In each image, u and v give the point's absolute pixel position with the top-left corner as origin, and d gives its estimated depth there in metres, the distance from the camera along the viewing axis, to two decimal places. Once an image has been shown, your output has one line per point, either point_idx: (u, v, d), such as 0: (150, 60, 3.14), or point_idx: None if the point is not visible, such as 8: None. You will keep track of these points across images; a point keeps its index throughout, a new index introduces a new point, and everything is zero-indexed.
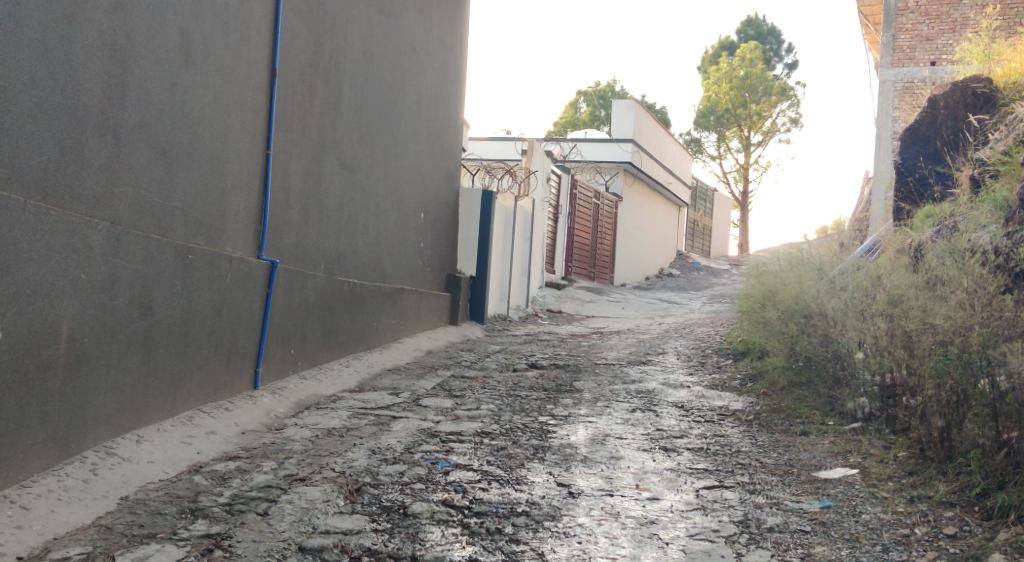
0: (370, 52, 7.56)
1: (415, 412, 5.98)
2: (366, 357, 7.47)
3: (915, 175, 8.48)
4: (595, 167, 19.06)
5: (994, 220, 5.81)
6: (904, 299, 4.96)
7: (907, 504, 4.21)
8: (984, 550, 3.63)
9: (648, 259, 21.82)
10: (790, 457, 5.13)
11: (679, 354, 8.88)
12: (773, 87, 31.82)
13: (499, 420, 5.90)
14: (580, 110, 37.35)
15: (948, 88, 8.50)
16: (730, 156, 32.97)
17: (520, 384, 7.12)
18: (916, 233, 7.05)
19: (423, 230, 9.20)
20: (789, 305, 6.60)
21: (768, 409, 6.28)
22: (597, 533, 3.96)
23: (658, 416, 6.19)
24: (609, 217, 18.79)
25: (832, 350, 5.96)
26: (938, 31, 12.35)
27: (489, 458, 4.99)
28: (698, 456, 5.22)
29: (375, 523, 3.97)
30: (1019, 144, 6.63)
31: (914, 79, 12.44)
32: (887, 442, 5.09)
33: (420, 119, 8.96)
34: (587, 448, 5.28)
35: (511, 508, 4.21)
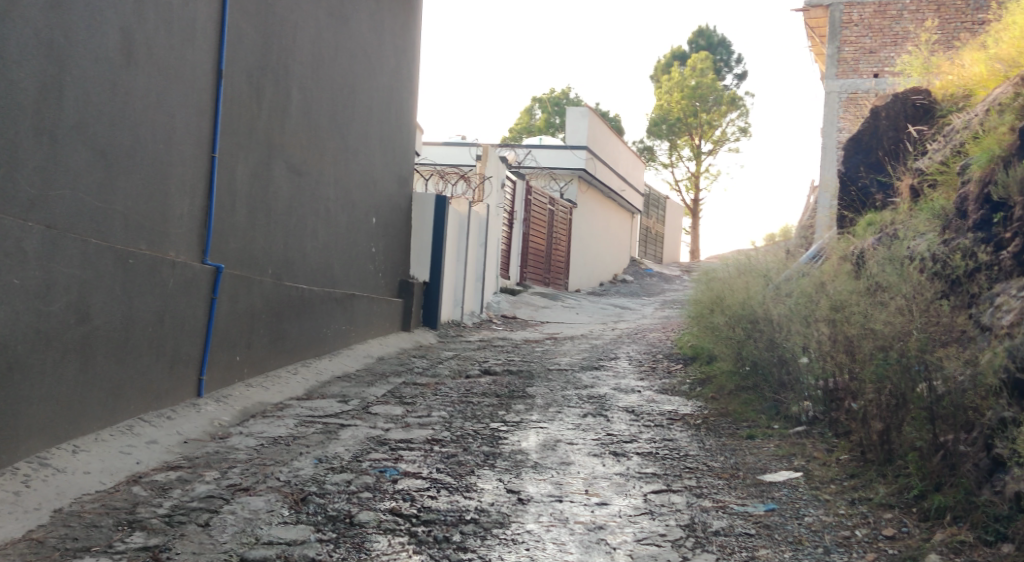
0: (319, 55, 7.50)
1: (364, 420, 5.94)
2: (315, 364, 7.39)
3: (857, 185, 8.64)
4: (550, 174, 19.25)
5: (933, 227, 5.96)
6: (846, 305, 5.05)
7: (848, 506, 4.29)
8: (921, 551, 3.71)
9: (602, 265, 22.01)
10: (735, 461, 5.21)
11: (631, 359, 8.95)
12: (725, 95, 32.18)
13: (450, 426, 5.88)
14: (535, 117, 37.56)
15: (889, 98, 8.70)
16: (682, 163, 33.38)
17: (472, 390, 7.11)
18: (860, 240, 7.20)
19: (375, 235, 9.16)
20: (735, 310, 6.71)
21: (715, 413, 6.37)
22: (545, 539, 3.97)
23: (609, 421, 6.22)
24: (564, 222, 18.89)
25: (778, 355, 6.06)
26: (881, 44, 12.68)
27: (438, 465, 4.98)
28: (647, 460, 5.26)
29: (320, 533, 3.92)
30: (956, 154, 6.81)
31: (858, 90, 12.72)
32: (829, 445, 5.20)
33: (371, 123, 8.91)
34: (538, 454, 5.30)
35: (459, 516, 4.20)
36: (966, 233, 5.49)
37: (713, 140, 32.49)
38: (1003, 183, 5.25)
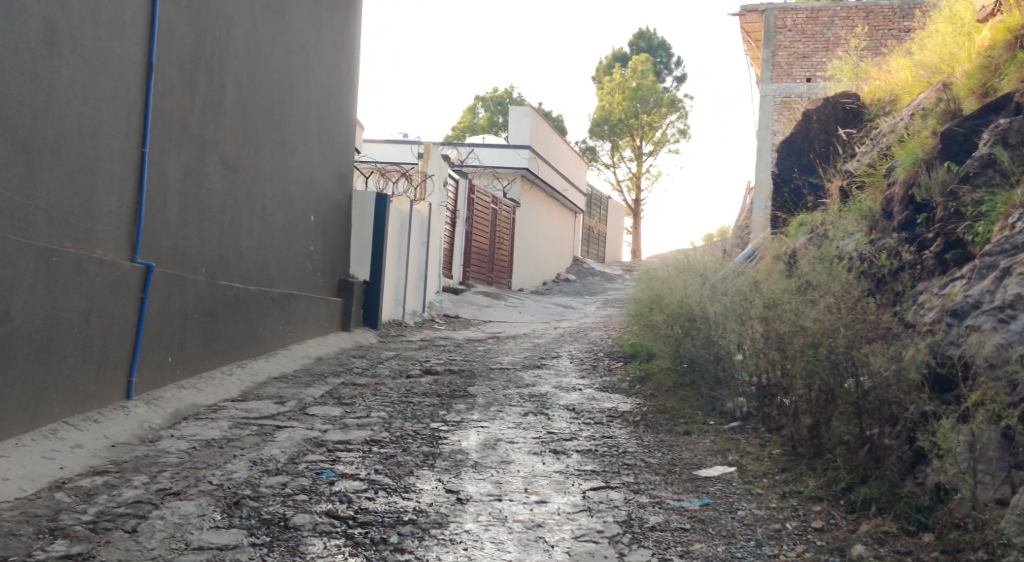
0: (255, 49, 7.38)
1: (301, 421, 5.87)
2: (251, 365, 7.27)
3: (790, 186, 8.91)
4: (493, 172, 19.20)
5: (860, 227, 6.13)
6: (778, 303, 5.16)
7: (779, 500, 4.39)
8: (847, 542, 3.81)
9: (546, 264, 22.13)
10: (672, 457, 5.28)
11: (572, 357, 9.01)
12: (665, 97, 32.58)
13: (389, 427, 5.84)
14: (478, 116, 37.55)
15: (821, 101, 8.93)
16: (624, 164, 33.71)
17: (413, 391, 7.07)
18: (793, 240, 7.37)
19: (313, 233, 9.05)
20: (673, 309, 6.80)
21: (653, 410, 6.45)
22: (483, 538, 3.98)
23: (550, 419, 6.26)
24: (507, 222, 18.92)
25: (714, 352, 6.18)
26: (813, 49, 12.99)
27: (376, 466, 4.95)
28: (587, 457, 5.30)
29: (253, 537, 3.87)
30: (883, 157, 7.00)
31: (791, 94, 13.02)
32: (762, 440, 5.32)
33: (309, 119, 8.80)
34: (478, 453, 5.30)
35: (397, 517, 4.18)
36: (891, 233, 5.66)
37: (653, 141, 32.89)
38: (925, 185, 5.44)
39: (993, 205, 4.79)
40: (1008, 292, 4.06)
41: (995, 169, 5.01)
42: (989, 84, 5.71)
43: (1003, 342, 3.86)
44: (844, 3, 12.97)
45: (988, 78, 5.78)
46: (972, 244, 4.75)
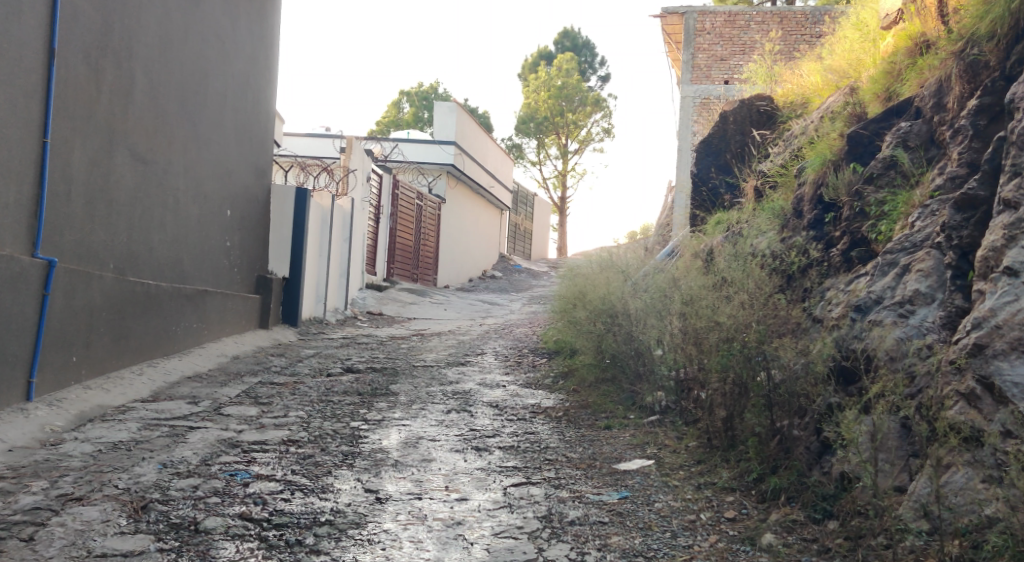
0: (167, 37, 7.16)
1: (215, 421, 5.72)
2: (163, 364, 7.06)
3: (708, 186, 9.24)
4: (418, 168, 18.97)
5: (773, 225, 6.28)
6: (695, 299, 5.25)
7: (694, 491, 4.48)
8: (758, 531, 3.91)
9: (472, 260, 22.11)
10: (593, 451, 5.34)
11: (497, 354, 9.02)
12: (589, 96, 32.92)
13: (307, 427, 5.74)
14: (402, 110, 37.27)
15: (737, 103, 9.11)
16: (549, 162, 33.92)
17: (333, 389, 6.97)
18: (710, 238, 7.52)
19: (229, 228, 8.84)
20: (595, 305, 6.88)
21: (576, 405, 6.51)
22: (402, 538, 3.94)
23: (472, 416, 6.25)
24: (432, 218, 18.81)
25: (635, 347, 6.28)
26: (730, 52, 13.29)
27: (293, 467, 4.86)
28: (509, 453, 5.32)
29: (160, 542, 3.75)
30: (794, 158, 7.19)
31: (710, 96, 13.28)
32: (680, 433, 5.43)
33: (225, 111, 8.58)
34: (398, 452, 5.26)
35: (314, 518, 4.12)
36: (801, 231, 5.82)
37: (578, 139, 33.21)
38: (833, 185, 5.60)
39: (894, 205, 4.96)
40: (908, 288, 4.21)
41: (896, 170, 5.20)
42: (892, 89, 5.93)
43: (902, 336, 4.01)
44: (759, 8, 13.30)
45: (891, 83, 6.00)
46: (875, 242, 4.92)
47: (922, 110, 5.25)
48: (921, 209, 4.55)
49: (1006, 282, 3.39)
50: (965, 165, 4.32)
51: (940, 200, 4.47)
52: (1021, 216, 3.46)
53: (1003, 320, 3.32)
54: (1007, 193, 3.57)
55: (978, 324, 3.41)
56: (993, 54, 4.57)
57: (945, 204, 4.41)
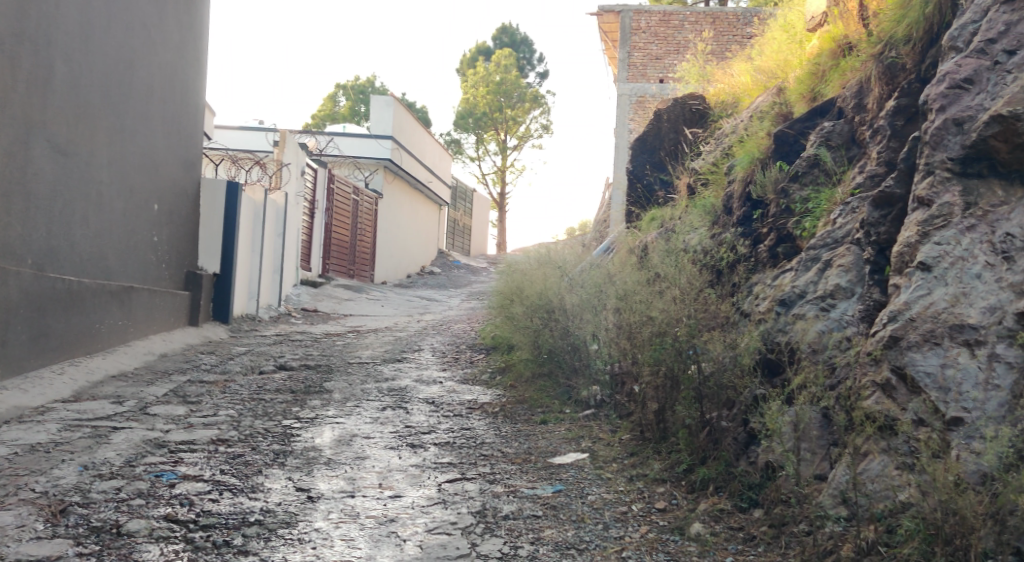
0: (89, 25, 6.94)
1: (141, 421, 5.59)
2: (85, 362, 6.86)
3: (643, 183, 9.35)
4: (354, 162, 18.84)
5: (704, 222, 6.42)
6: (628, 294, 5.32)
7: (627, 483, 4.54)
8: (687, 520, 3.99)
9: (410, 256, 21.97)
10: (529, 446, 5.36)
11: (434, 351, 8.98)
12: (528, 93, 32.97)
13: (238, 426, 5.65)
14: (339, 104, 36.85)
15: (671, 101, 9.25)
16: (488, 157, 33.87)
17: (265, 387, 6.86)
18: (645, 235, 7.61)
19: (157, 223, 8.62)
20: (532, 301, 6.90)
21: (512, 400, 6.51)
22: (333, 536, 3.90)
23: (408, 413, 6.22)
24: (369, 214, 18.63)
25: (571, 342, 6.33)
26: (665, 52, 13.46)
27: (222, 467, 4.77)
28: (444, 450, 5.30)
29: (80, 546, 3.65)
30: (725, 156, 7.32)
31: (645, 94, 13.43)
32: (614, 427, 5.50)
33: (152, 102, 8.36)
34: (332, 450, 5.20)
35: (242, 519, 4.04)
36: (731, 228, 5.94)
37: (517, 135, 33.26)
38: (760, 183, 5.71)
39: (818, 202, 5.08)
40: (829, 282, 4.32)
41: (819, 169, 5.34)
42: (816, 89, 6.08)
43: (823, 329, 4.13)
44: (693, 8, 13.49)
45: (815, 84, 6.14)
46: (800, 239, 5.04)
47: (844, 110, 5.40)
48: (843, 206, 4.68)
49: (919, 277, 3.51)
50: (883, 163, 4.44)
51: (860, 197, 4.59)
52: (934, 212, 3.59)
53: (916, 314, 3.43)
54: (922, 190, 3.70)
55: (893, 317, 3.51)
56: (909, 57, 4.72)
57: (864, 202, 4.54)
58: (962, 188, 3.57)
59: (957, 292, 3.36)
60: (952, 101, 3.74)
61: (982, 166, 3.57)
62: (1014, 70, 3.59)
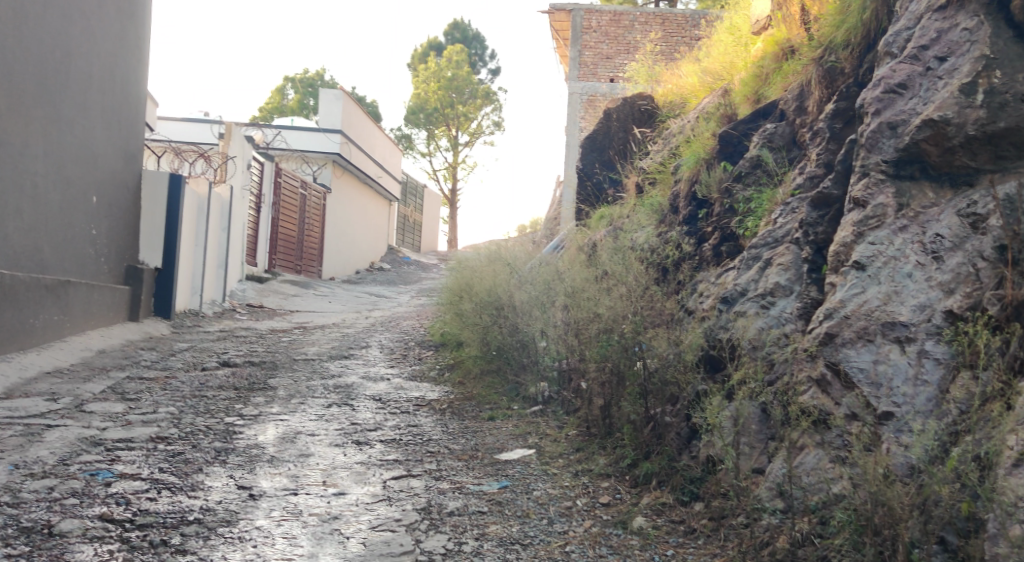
0: (23, 11, 6.75)
1: (76, 419, 5.45)
2: (18, 358, 6.67)
3: (592, 181, 9.42)
4: (301, 157, 18.61)
5: (651, 220, 6.48)
6: (575, 291, 5.35)
7: (572, 478, 4.57)
8: (630, 514, 4.03)
9: (359, 252, 21.79)
10: (475, 442, 5.36)
11: (382, 347, 8.92)
12: (479, 89, 32.97)
13: (178, 423, 5.54)
14: (287, 97, 36.41)
15: (620, 100, 9.32)
16: (439, 153, 33.74)
17: (207, 384, 6.75)
18: (594, 232, 7.66)
19: (95, 216, 8.42)
20: (481, 297, 6.90)
21: (460, 397, 6.51)
22: (275, 534, 3.86)
23: (354, 410, 6.18)
24: (317, 209, 18.42)
25: (519, 339, 6.33)
26: (615, 51, 13.56)
27: (161, 465, 4.67)
28: (390, 447, 5.27)
29: (10, 547, 3.55)
30: (672, 155, 7.40)
31: (596, 94, 13.51)
32: (561, 423, 5.53)
33: (90, 91, 8.15)
34: (275, 448, 5.14)
35: (181, 518, 3.97)
36: (677, 227, 6.01)
37: (468, 131, 33.21)
38: (705, 183, 5.80)
39: (760, 202, 5.16)
40: (769, 280, 4.40)
41: (762, 170, 5.43)
42: (760, 92, 6.19)
43: (763, 326, 4.20)
44: (643, 8, 13.61)
45: (759, 86, 6.24)
46: (743, 238, 5.12)
47: (785, 112, 5.50)
48: (783, 206, 4.76)
49: (854, 275, 3.61)
50: (822, 165, 4.54)
51: (800, 197, 4.68)
52: (869, 213, 3.70)
53: (851, 311, 3.52)
54: (857, 192, 3.81)
55: (830, 314, 3.60)
56: (848, 61, 4.83)
57: (804, 202, 4.63)
58: (895, 190, 3.68)
59: (889, 291, 3.45)
60: (886, 106, 3.84)
61: (914, 169, 3.67)
62: (945, 75, 3.68)
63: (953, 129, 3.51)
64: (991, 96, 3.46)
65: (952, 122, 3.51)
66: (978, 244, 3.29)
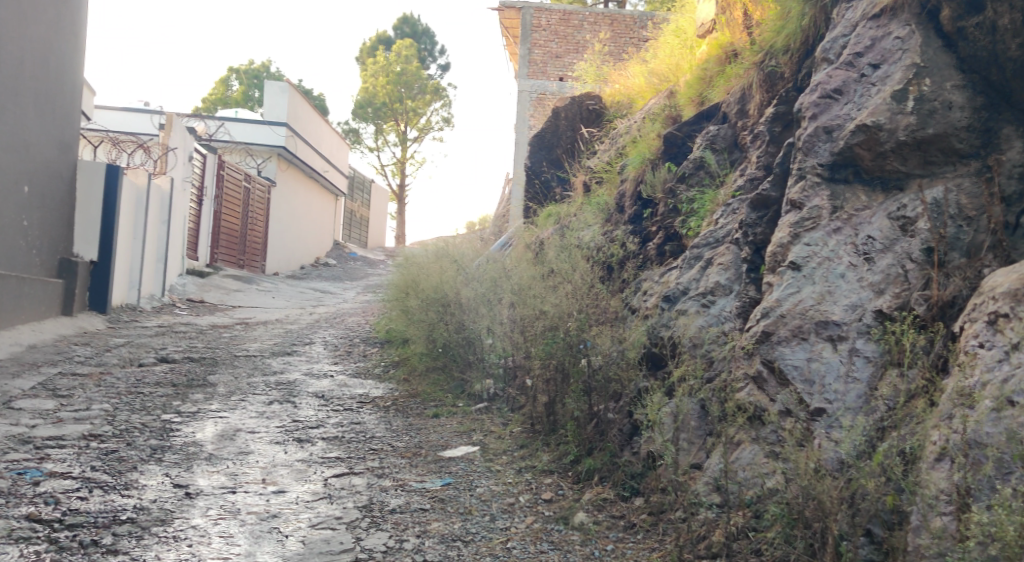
0: None
1: (5, 416, 5.29)
2: None
3: (540, 179, 9.46)
4: (246, 149, 18.32)
5: (597, 219, 6.53)
6: (522, 288, 5.36)
7: (515, 475, 4.58)
8: (571, 510, 4.05)
9: (304, 247, 21.53)
10: (419, 440, 5.33)
11: (326, 344, 8.83)
12: (429, 85, 32.82)
13: (112, 420, 5.41)
14: (231, 88, 35.78)
15: (568, 100, 9.36)
16: (388, 149, 33.48)
17: (144, 380, 6.60)
18: (542, 230, 7.70)
19: (27, 207, 8.17)
20: (428, 294, 6.88)
21: (405, 395, 6.48)
22: (211, 533, 3.79)
23: (296, 407, 6.10)
24: (262, 203, 18.13)
25: (465, 336, 6.32)
26: (565, 50, 13.62)
27: (93, 463, 4.55)
28: (332, 444, 5.23)
29: None
30: (618, 155, 7.45)
31: (545, 92, 13.55)
32: (505, 420, 5.53)
33: (22, 78, 7.91)
34: (214, 445, 5.05)
35: (113, 517, 3.88)
36: (622, 226, 6.07)
37: (417, 127, 33.05)
38: (650, 183, 5.87)
39: (702, 203, 5.21)
40: (710, 279, 4.47)
41: (704, 171, 5.50)
42: (704, 94, 6.27)
43: (704, 324, 4.27)
44: (592, 8, 13.67)
45: (703, 89, 6.33)
46: (686, 238, 5.19)
47: (728, 115, 5.59)
48: (724, 207, 4.84)
49: (790, 275, 3.68)
50: (762, 167, 4.62)
51: (740, 199, 4.75)
52: (804, 214, 3.77)
53: (787, 311, 3.58)
54: (794, 194, 3.88)
55: (766, 313, 3.66)
56: (787, 66, 4.91)
57: (744, 204, 4.71)
58: (830, 193, 3.76)
59: (823, 291, 3.53)
60: (822, 110, 3.91)
61: (848, 173, 3.76)
62: (878, 82, 3.77)
63: (885, 135, 3.59)
64: (921, 103, 3.57)
65: (884, 127, 3.60)
66: (907, 246, 3.41)
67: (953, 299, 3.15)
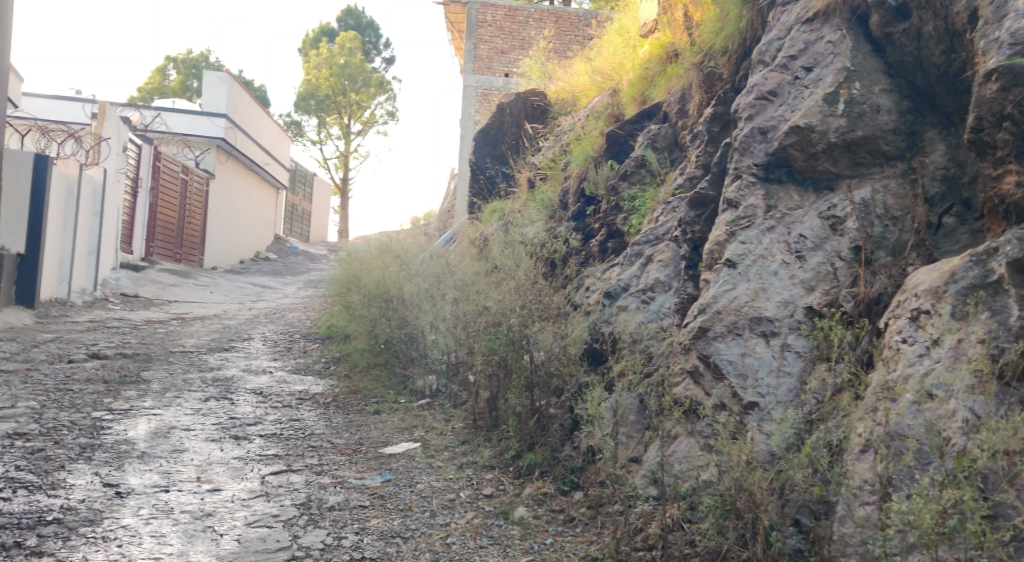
0: None
1: None
2: None
3: (485, 174, 9.44)
4: (183, 140, 17.82)
5: (541, 215, 6.55)
6: (465, 283, 5.36)
7: (456, 470, 4.58)
8: (511, 505, 4.06)
9: (244, 242, 21.16)
10: (359, 436, 5.29)
11: (266, 340, 8.69)
12: (373, 78, 32.51)
13: (39, 418, 5.25)
14: (169, 77, 34.95)
15: (513, 96, 9.37)
16: (330, 142, 33.07)
17: (74, 377, 6.42)
18: (486, 226, 7.70)
19: None
20: (371, 289, 6.84)
21: (345, 391, 6.42)
22: (142, 533, 3.71)
23: (233, 404, 6.00)
24: (199, 196, 17.76)
25: (407, 332, 6.30)
26: (511, 46, 13.63)
27: (18, 463, 4.40)
28: (270, 442, 5.15)
29: None
30: (562, 152, 7.49)
31: (491, 87, 13.53)
32: (447, 416, 5.52)
33: None
34: (146, 443, 4.94)
35: (38, 517, 3.77)
36: (566, 222, 6.11)
37: (361, 120, 32.72)
38: (592, 180, 5.93)
39: (643, 200, 5.29)
40: (650, 276, 4.54)
41: (646, 169, 5.57)
42: (646, 93, 6.34)
43: (643, 320, 4.33)
44: (537, 5, 13.70)
45: (645, 88, 6.40)
46: (627, 235, 5.25)
47: (668, 114, 5.67)
48: (665, 205, 4.94)
49: (726, 272, 3.73)
50: (700, 166, 4.69)
51: (679, 197, 4.86)
52: (740, 213, 3.84)
53: (723, 306, 3.64)
54: (730, 193, 3.95)
55: (703, 309, 3.72)
56: (725, 67, 5.00)
57: (683, 202, 4.82)
58: (764, 192, 3.84)
59: (757, 287, 3.60)
60: (758, 111, 3.99)
61: (782, 173, 3.84)
62: (811, 85, 3.86)
63: (817, 136, 3.69)
64: (851, 106, 3.68)
65: (816, 129, 3.69)
66: (836, 245, 3.51)
67: (878, 296, 3.26)
